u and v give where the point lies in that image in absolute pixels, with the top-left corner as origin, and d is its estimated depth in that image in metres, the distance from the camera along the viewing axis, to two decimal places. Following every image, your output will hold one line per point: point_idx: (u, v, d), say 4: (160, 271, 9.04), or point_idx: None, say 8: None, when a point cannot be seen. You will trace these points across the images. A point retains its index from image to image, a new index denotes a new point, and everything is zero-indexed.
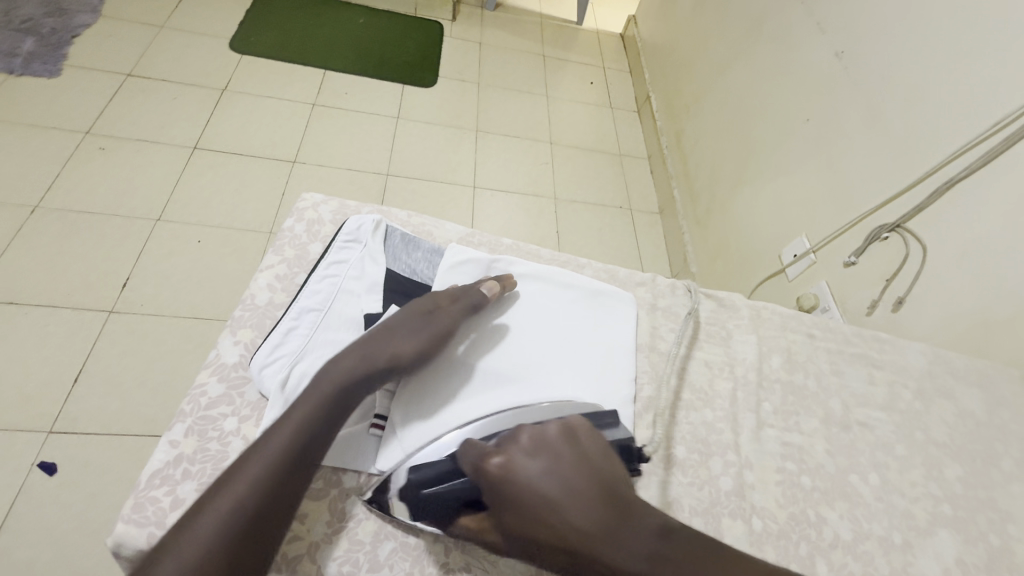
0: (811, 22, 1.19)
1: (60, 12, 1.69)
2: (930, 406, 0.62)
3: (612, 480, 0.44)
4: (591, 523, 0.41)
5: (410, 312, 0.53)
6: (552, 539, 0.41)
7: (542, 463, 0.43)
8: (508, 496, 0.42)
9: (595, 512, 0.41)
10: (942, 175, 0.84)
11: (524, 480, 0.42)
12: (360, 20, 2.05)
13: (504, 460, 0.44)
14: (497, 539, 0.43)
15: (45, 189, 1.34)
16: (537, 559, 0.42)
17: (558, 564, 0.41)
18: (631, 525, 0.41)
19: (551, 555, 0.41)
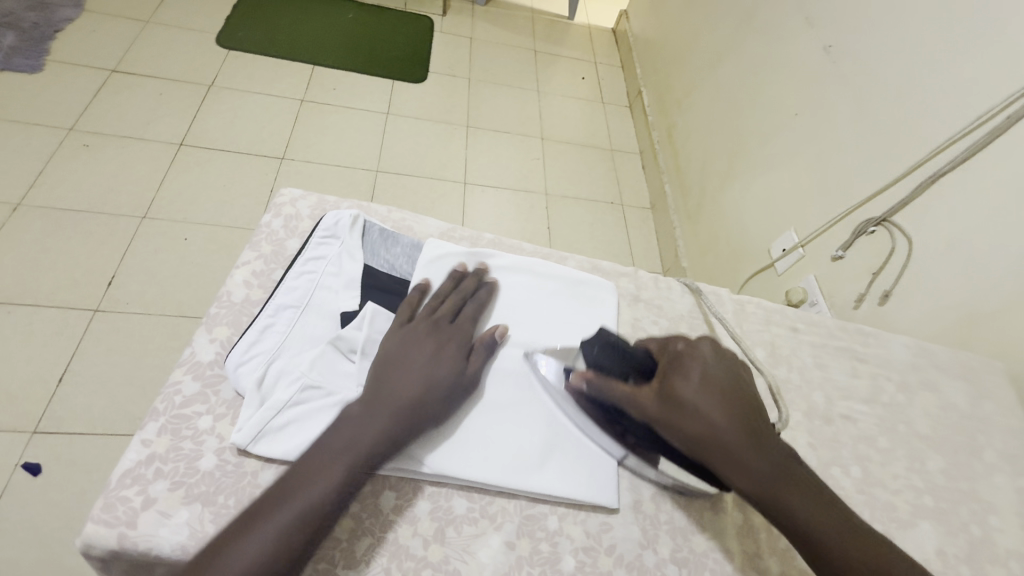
0: (800, 16, 1.19)
1: (42, 6, 1.66)
2: (913, 399, 0.62)
3: (755, 400, 0.46)
4: (744, 420, 0.43)
5: (416, 326, 0.49)
6: (712, 410, 0.43)
7: (723, 363, 0.47)
8: (685, 369, 0.45)
9: (748, 414, 0.44)
10: (927, 168, 0.84)
11: (699, 363, 0.46)
12: (349, 15, 2.03)
13: (690, 349, 0.47)
14: (649, 400, 0.44)
15: (28, 186, 1.32)
16: (673, 424, 0.43)
17: (692, 435, 0.42)
18: (770, 440, 0.44)
19: (696, 420, 0.42)
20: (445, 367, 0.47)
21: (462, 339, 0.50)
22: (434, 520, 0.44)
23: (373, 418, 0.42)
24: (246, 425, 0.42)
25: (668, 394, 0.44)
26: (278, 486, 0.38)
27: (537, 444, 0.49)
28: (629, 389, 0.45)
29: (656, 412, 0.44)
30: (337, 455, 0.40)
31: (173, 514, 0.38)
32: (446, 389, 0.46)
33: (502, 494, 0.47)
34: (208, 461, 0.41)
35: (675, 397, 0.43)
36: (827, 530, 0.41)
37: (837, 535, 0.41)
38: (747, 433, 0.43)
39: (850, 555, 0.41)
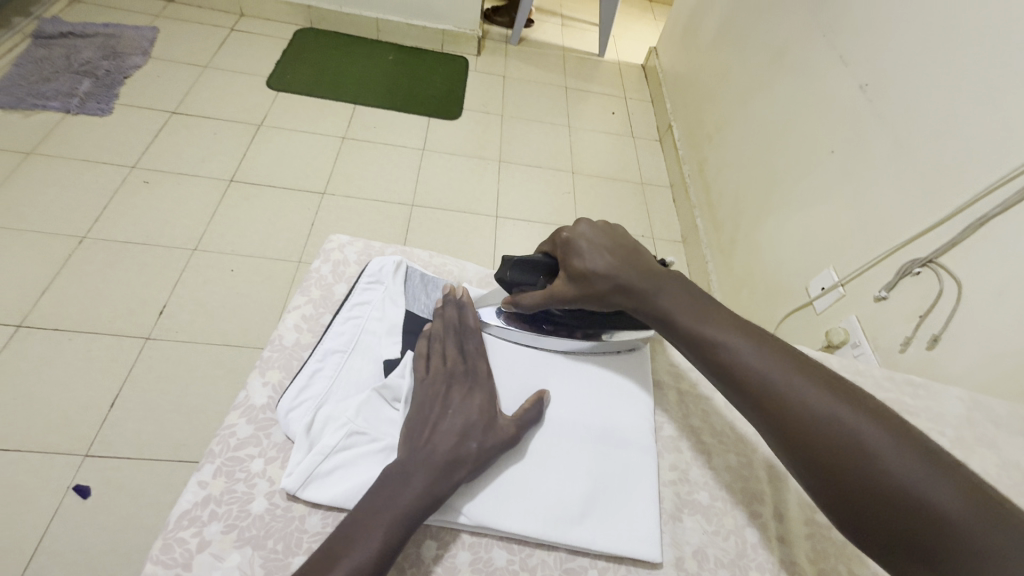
0: (834, 55, 1.19)
1: (114, 55, 1.82)
2: (970, 456, 0.59)
3: (635, 252, 0.56)
4: (633, 269, 0.54)
5: (434, 378, 0.50)
6: (604, 270, 0.54)
7: (601, 234, 0.56)
8: (576, 250, 0.56)
9: (638, 266, 0.54)
10: (975, 210, 0.81)
11: (583, 240, 0.56)
12: (389, 57, 2.14)
13: (574, 232, 0.57)
14: (563, 286, 0.56)
15: (93, 220, 1.42)
16: (586, 294, 0.55)
17: (600, 293, 0.54)
18: (646, 269, 0.54)
19: (599, 283, 0.54)
20: (475, 416, 0.47)
21: (486, 385, 0.51)
22: (473, 572, 0.44)
23: (413, 473, 0.43)
24: (297, 471, 0.44)
25: (570, 276, 0.55)
26: (348, 534, 0.39)
27: (575, 495, 0.49)
28: (546, 290, 0.57)
29: (572, 295, 0.55)
30: (399, 499, 0.41)
31: (225, 557, 0.40)
32: (479, 439, 0.46)
33: (542, 545, 0.47)
34: (259, 504, 0.43)
35: (575, 273, 0.55)
36: (702, 325, 0.49)
37: (716, 329, 0.48)
38: (634, 275, 0.53)
39: (734, 346, 0.47)
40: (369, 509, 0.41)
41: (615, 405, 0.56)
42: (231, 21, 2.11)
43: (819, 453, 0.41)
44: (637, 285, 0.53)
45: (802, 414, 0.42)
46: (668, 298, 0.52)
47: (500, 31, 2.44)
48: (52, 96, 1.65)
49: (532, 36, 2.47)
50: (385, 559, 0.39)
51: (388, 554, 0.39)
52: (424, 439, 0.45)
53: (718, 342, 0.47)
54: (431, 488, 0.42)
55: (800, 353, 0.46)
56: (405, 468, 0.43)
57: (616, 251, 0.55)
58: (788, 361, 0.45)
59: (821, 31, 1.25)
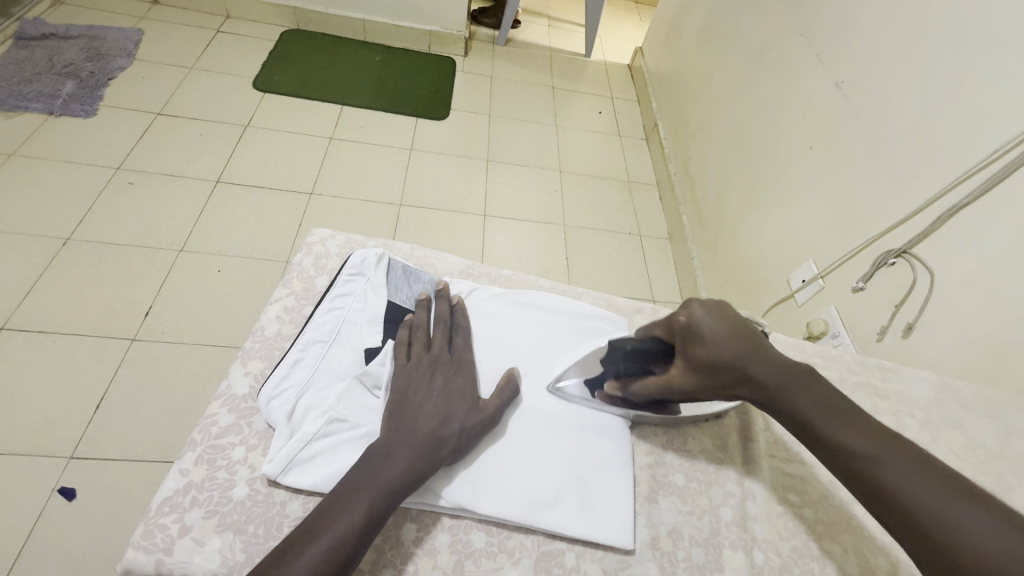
0: (811, 53, 1.22)
1: (98, 56, 1.81)
2: (938, 436, 0.60)
3: (756, 337, 0.50)
4: (755, 355, 0.49)
5: (417, 363, 0.51)
6: (730, 363, 0.48)
7: (722, 320, 0.50)
8: (697, 339, 0.49)
9: (765, 355, 0.49)
10: (944, 201, 0.84)
11: (706, 327, 0.49)
12: (376, 58, 2.14)
13: (691, 316, 0.50)
14: (682, 379, 0.50)
15: (77, 222, 1.41)
16: (715, 390, 0.49)
17: (720, 386, 0.49)
18: (761, 350, 0.49)
19: (729, 377, 0.48)
20: (458, 400, 0.49)
21: (469, 371, 0.52)
22: (453, 553, 0.45)
23: (396, 451, 0.44)
24: (278, 456, 0.44)
25: (693, 367, 0.49)
26: (333, 511, 0.40)
27: (552, 480, 0.50)
28: (661, 379, 0.51)
29: (694, 388, 0.49)
30: (381, 475, 0.42)
31: (206, 541, 0.40)
32: (462, 420, 0.48)
33: (519, 529, 0.48)
34: (241, 490, 0.44)
35: (700, 365, 0.49)
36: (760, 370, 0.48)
37: (769, 372, 0.48)
38: (755, 360, 0.48)
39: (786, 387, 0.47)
40: (349, 486, 0.42)
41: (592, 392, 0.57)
42: (217, 22, 2.10)
43: (868, 489, 0.42)
44: (766, 378, 0.48)
45: (940, 519, 0.38)
46: (805, 398, 0.46)
47: (487, 32, 2.45)
48: (35, 98, 1.63)
49: (519, 37, 2.49)
50: (365, 534, 0.40)
51: (369, 529, 0.40)
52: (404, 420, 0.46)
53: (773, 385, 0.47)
54: (413, 466, 0.43)
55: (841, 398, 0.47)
56: (388, 448, 0.44)
57: (738, 336, 0.49)
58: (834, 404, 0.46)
59: (799, 30, 1.28)
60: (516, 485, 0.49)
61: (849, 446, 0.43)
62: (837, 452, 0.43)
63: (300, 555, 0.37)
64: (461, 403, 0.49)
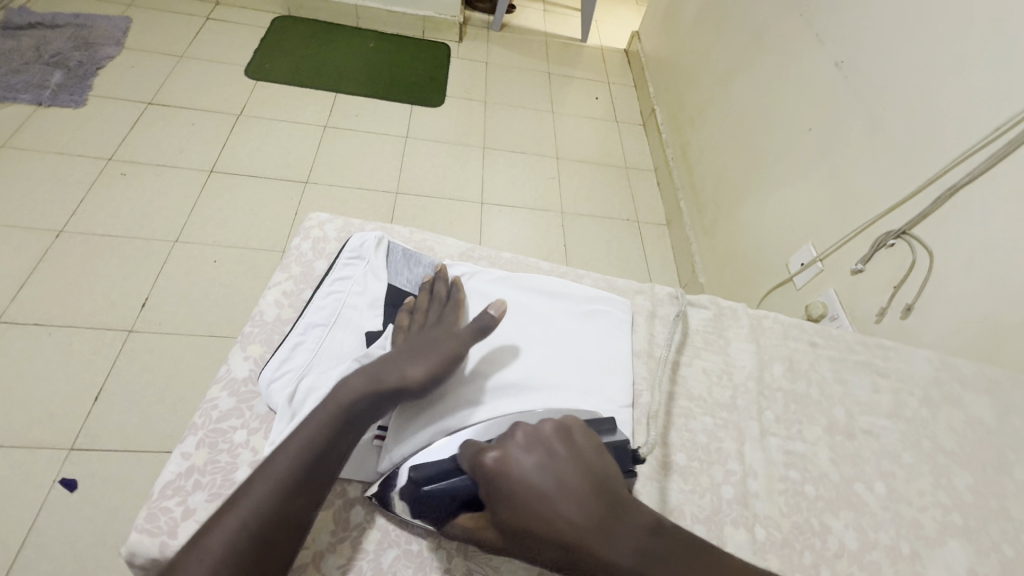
0: (810, 34, 1.21)
1: (86, 45, 1.77)
2: (938, 414, 0.61)
3: (606, 485, 0.43)
4: (596, 520, 0.40)
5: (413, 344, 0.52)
6: (559, 538, 0.40)
7: (537, 458, 0.43)
8: (502, 484, 0.42)
9: (592, 508, 0.41)
10: (942, 182, 0.84)
11: (517, 475, 0.42)
12: (369, 44, 2.12)
13: (504, 455, 0.43)
14: (492, 535, 0.42)
15: (70, 214, 1.39)
16: (528, 554, 0.41)
17: (547, 557, 0.41)
18: (616, 519, 0.41)
19: (542, 547, 0.40)
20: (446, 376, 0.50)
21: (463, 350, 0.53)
22: (457, 534, 0.48)
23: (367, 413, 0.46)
24: (279, 439, 0.44)
25: (498, 524, 0.42)
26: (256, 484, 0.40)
27: None
28: (471, 525, 0.43)
29: (502, 543, 0.42)
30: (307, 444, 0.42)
31: None
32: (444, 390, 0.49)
33: None
34: (244, 473, 0.44)
35: (510, 529, 0.41)
36: (614, 556, 0.39)
37: (627, 560, 0.39)
38: (590, 526, 0.40)
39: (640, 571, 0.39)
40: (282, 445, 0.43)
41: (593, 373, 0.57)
42: (206, 9, 2.06)
43: None
44: (593, 545, 0.39)
45: None
46: (623, 558, 0.39)
47: (482, 18, 2.42)
48: (22, 88, 1.60)
49: (513, 22, 2.46)
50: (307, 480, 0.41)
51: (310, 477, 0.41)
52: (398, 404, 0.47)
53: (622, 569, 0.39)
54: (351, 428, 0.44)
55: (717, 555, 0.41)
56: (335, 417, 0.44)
57: (571, 493, 0.41)
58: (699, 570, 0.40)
59: (798, 11, 1.27)
60: None
61: None
62: None
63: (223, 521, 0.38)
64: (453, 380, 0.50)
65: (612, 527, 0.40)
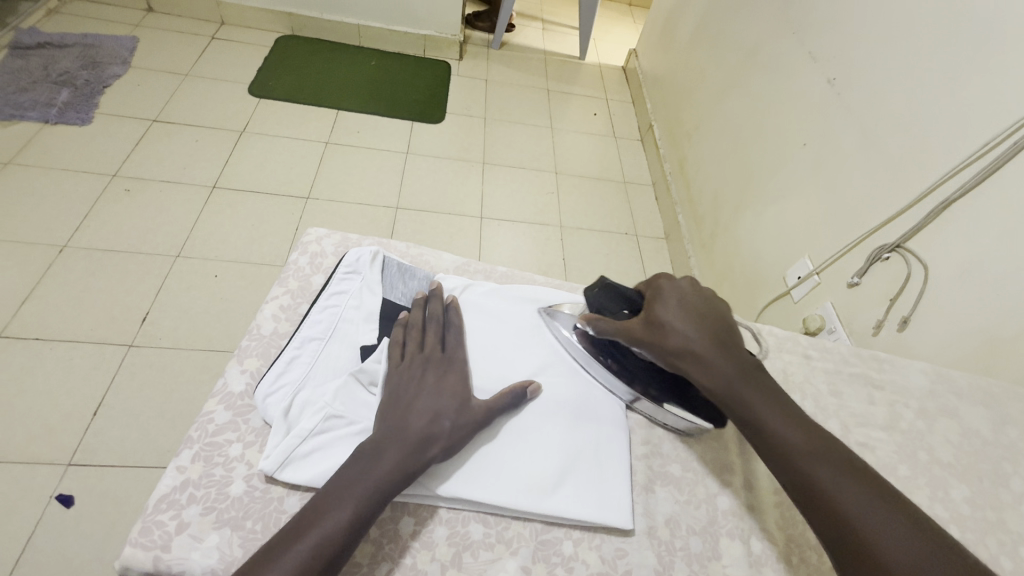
0: (803, 52, 1.23)
1: (93, 64, 1.81)
2: (933, 426, 0.61)
3: (728, 328, 0.53)
4: (712, 338, 0.51)
5: (409, 360, 0.51)
6: (688, 336, 0.51)
7: (694, 291, 0.55)
8: (663, 295, 0.54)
9: (716, 334, 0.52)
10: (936, 195, 0.85)
11: (673, 296, 0.53)
12: (371, 63, 2.15)
13: (671, 281, 0.56)
14: (637, 326, 0.53)
15: (74, 230, 1.41)
16: (655, 340, 0.52)
17: (669, 349, 0.51)
18: (732, 347, 0.51)
19: (671, 333, 0.51)
20: (449, 398, 0.49)
21: (461, 368, 0.52)
22: (450, 545, 0.45)
23: (385, 450, 0.44)
24: (275, 454, 0.44)
25: (649, 318, 0.53)
26: (321, 520, 0.39)
27: (548, 467, 0.50)
28: (620, 322, 0.54)
29: (643, 335, 0.52)
30: (368, 479, 0.42)
31: (204, 538, 0.40)
32: (452, 418, 0.47)
33: (517, 518, 0.47)
34: (237, 486, 0.44)
35: (655, 321, 0.52)
36: (722, 363, 0.49)
37: (732, 368, 0.49)
38: (714, 345, 0.50)
39: (741, 384, 0.48)
40: (340, 480, 0.42)
41: (586, 382, 0.57)
42: (211, 29, 2.11)
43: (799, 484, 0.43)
44: (707, 352, 0.50)
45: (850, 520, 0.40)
46: (721, 359, 0.50)
47: (481, 36, 2.47)
48: (30, 106, 1.63)
49: (513, 41, 2.51)
50: (353, 532, 0.39)
51: (357, 527, 0.40)
52: (400, 421, 0.46)
53: (729, 378, 0.49)
54: (404, 464, 0.43)
55: (802, 414, 0.47)
56: (384, 447, 0.44)
57: (710, 318, 0.53)
58: (790, 416, 0.47)
59: (790, 29, 1.29)
60: (514, 479, 0.48)
61: (808, 470, 0.43)
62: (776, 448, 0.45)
63: (284, 553, 0.37)
64: (453, 399, 0.49)
65: (726, 345, 0.51)
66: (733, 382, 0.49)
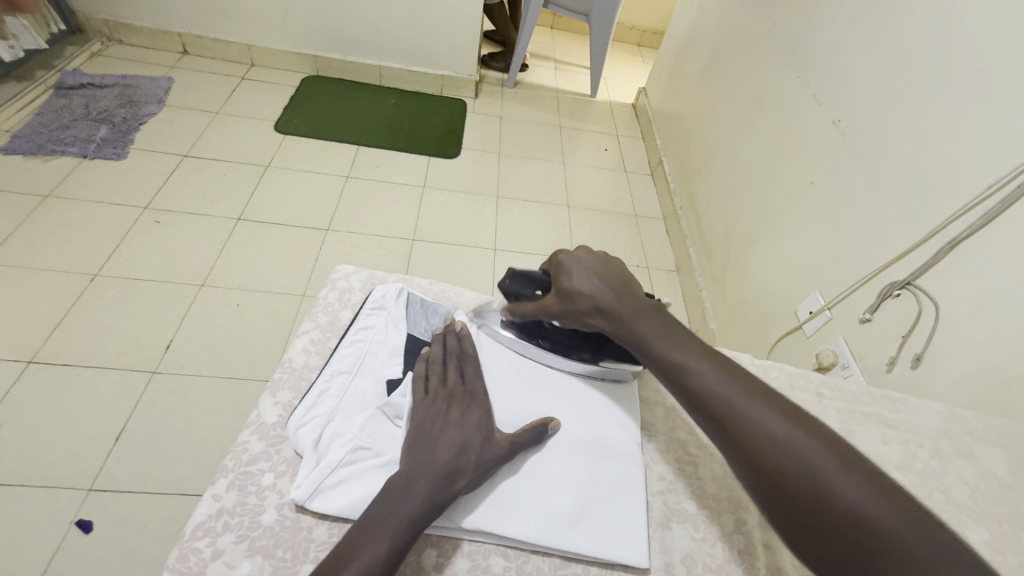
0: (808, 94, 1.28)
1: (131, 103, 1.92)
2: (948, 466, 0.61)
3: (625, 281, 0.58)
4: (614, 293, 0.56)
5: (432, 394, 0.53)
6: (590, 295, 0.56)
7: (591, 257, 0.59)
8: (565, 269, 0.59)
9: (615, 286, 0.57)
10: (944, 235, 0.86)
11: (576, 262, 0.59)
12: (390, 101, 2.26)
13: (567, 255, 0.61)
14: (552, 303, 0.59)
15: (105, 259, 1.47)
16: (567, 310, 0.57)
17: (581, 313, 0.57)
18: (630, 293, 0.57)
19: (579, 300, 0.56)
20: (473, 432, 0.50)
21: (482, 403, 0.54)
22: None
23: (416, 484, 0.45)
24: (306, 484, 0.46)
25: (558, 294, 0.58)
26: (358, 554, 0.41)
27: (566, 501, 0.51)
28: (537, 304, 0.60)
29: (557, 309, 0.58)
30: (399, 511, 0.43)
31: (237, 565, 0.42)
32: (476, 452, 0.49)
33: (537, 552, 0.48)
34: (270, 515, 0.45)
35: (563, 293, 0.58)
36: (616, 304, 0.56)
37: (625, 306, 0.56)
38: (615, 297, 0.56)
39: (632, 316, 0.55)
40: (371, 513, 0.44)
41: (604, 415, 0.59)
42: (242, 70, 2.23)
43: (693, 399, 0.49)
44: (607, 302, 0.56)
45: (739, 421, 0.46)
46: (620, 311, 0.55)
47: (496, 75, 2.57)
48: (71, 142, 1.73)
49: (526, 80, 2.61)
50: (390, 563, 0.41)
51: (393, 558, 0.41)
52: (428, 455, 0.47)
53: (624, 314, 0.55)
54: (433, 496, 0.45)
55: (684, 333, 0.54)
56: (412, 479, 0.46)
57: (607, 277, 0.58)
58: (671, 336, 0.53)
59: (795, 72, 1.35)
60: (536, 512, 0.50)
61: (696, 384, 0.49)
62: (666, 369, 0.51)
63: None
64: (476, 434, 0.50)
65: (622, 289, 0.57)
66: (627, 317, 0.55)
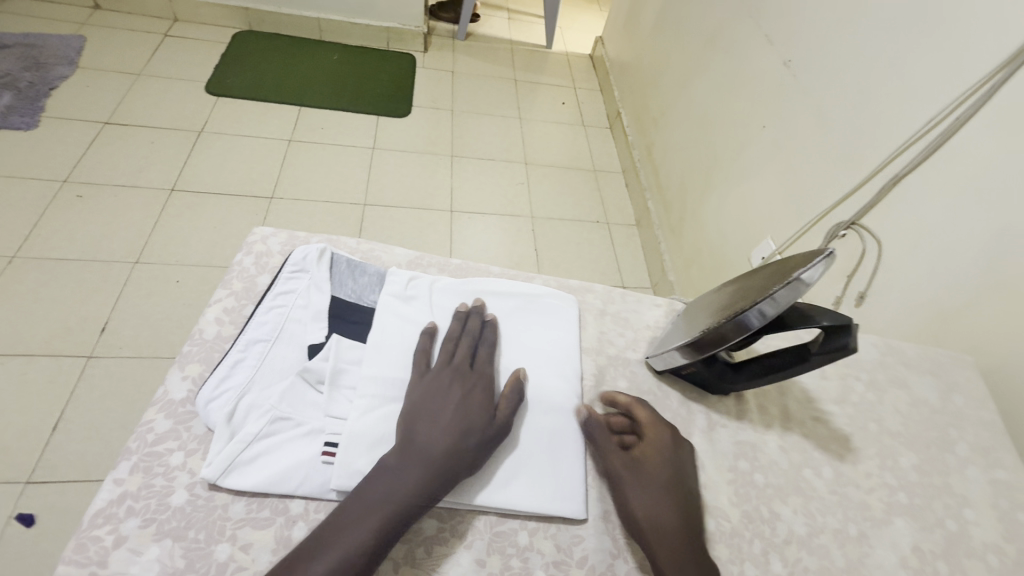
0: (760, 34, 1.24)
1: (37, 65, 1.73)
2: (883, 397, 0.63)
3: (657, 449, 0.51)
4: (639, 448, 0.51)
5: (440, 374, 0.51)
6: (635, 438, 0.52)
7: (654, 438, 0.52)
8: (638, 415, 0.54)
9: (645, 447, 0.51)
10: (886, 173, 0.86)
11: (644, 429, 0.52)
12: (333, 57, 2.11)
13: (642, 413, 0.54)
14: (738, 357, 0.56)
15: (22, 240, 1.35)
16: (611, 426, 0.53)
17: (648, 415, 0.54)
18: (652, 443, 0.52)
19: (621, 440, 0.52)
20: (477, 414, 0.48)
21: (488, 382, 0.51)
22: (403, 543, 0.45)
23: (407, 470, 0.43)
24: (217, 460, 0.44)
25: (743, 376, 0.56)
26: (345, 537, 0.40)
27: (502, 458, 0.50)
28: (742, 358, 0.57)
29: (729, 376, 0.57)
30: (389, 498, 0.42)
31: (144, 551, 0.40)
32: (478, 437, 0.47)
33: (473, 511, 0.47)
34: (180, 496, 0.43)
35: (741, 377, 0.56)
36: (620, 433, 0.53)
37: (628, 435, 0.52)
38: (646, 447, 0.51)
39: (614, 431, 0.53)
40: (355, 502, 0.42)
41: (544, 368, 0.57)
42: (164, 25, 2.03)
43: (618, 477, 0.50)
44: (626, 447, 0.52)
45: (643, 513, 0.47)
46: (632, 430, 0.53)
47: (446, 27, 2.43)
48: None
49: (478, 31, 2.48)
50: (373, 554, 0.40)
51: (377, 548, 0.40)
52: (426, 440, 0.45)
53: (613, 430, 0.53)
54: (425, 486, 0.43)
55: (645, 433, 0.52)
56: (410, 468, 0.43)
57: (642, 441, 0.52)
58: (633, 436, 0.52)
59: (747, 11, 1.30)
60: (535, 480, 0.49)
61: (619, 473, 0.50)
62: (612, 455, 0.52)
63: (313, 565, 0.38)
64: (484, 421, 0.48)
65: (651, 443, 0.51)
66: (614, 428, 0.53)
